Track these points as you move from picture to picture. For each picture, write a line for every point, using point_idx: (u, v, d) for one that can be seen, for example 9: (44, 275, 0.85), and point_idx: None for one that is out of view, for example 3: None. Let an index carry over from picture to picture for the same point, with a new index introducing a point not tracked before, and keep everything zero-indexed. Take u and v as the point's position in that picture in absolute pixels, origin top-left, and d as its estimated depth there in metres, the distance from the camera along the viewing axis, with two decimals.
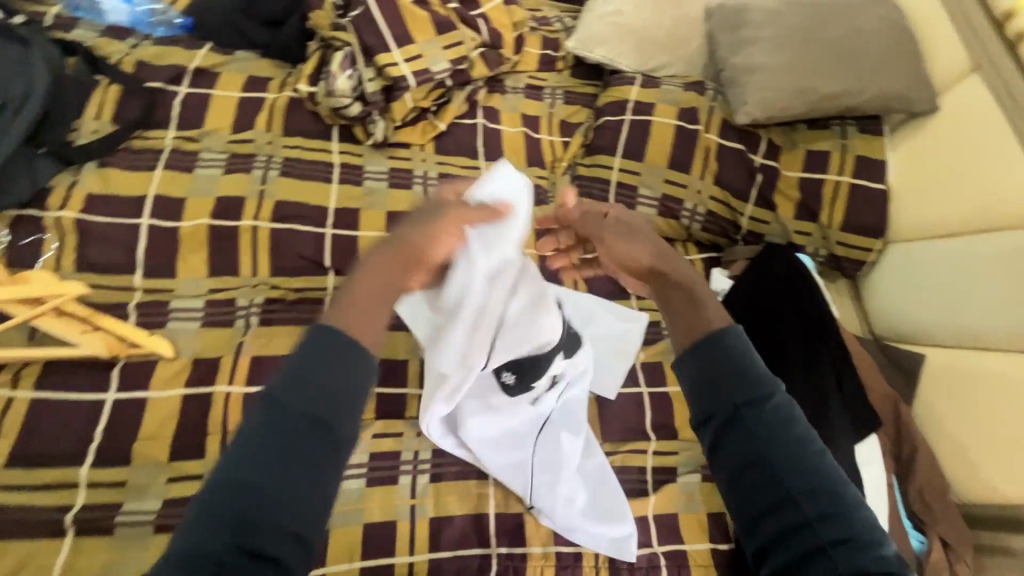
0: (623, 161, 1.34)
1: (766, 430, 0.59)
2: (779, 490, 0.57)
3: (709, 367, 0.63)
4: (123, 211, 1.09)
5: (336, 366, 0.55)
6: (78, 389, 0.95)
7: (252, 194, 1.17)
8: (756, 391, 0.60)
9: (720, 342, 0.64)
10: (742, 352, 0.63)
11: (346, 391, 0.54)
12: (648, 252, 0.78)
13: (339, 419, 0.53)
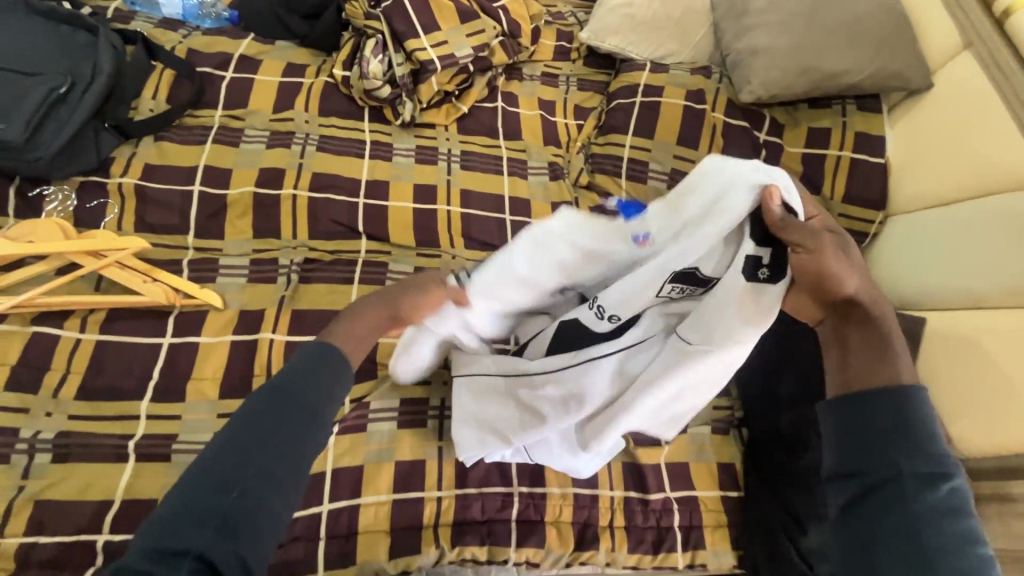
0: (635, 138, 1.43)
1: (926, 503, 0.63)
2: (926, 561, 0.60)
3: (880, 421, 0.67)
4: (177, 179, 1.20)
5: (320, 365, 0.69)
6: (137, 333, 1.05)
7: (291, 166, 1.28)
8: (929, 467, 0.64)
9: (897, 402, 0.68)
10: (920, 420, 0.67)
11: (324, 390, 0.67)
12: (858, 290, 0.75)
13: (324, 412, 0.66)
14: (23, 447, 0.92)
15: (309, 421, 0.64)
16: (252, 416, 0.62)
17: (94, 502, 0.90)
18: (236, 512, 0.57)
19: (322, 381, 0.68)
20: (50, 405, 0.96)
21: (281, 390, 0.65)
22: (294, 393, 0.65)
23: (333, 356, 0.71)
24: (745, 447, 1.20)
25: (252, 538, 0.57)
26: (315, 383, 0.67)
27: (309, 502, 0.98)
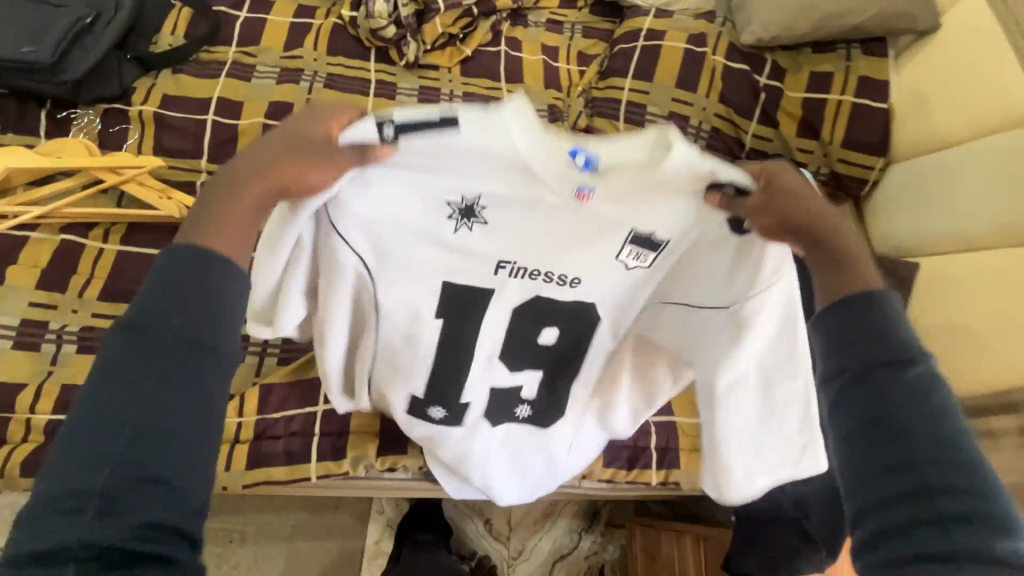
0: (633, 82, 1.44)
1: (908, 396, 0.52)
2: (915, 470, 0.50)
3: (863, 322, 0.56)
4: (193, 109, 1.27)
5: (187, 273, 0.52)
6: (153, 245, 1.13)
7: (299, 101, 1.34)
8: (899, 353, 0.54)
9: (877, 308, 0.56)
10: (885, 318, 0.56)
11: (201, 301, 0.52)
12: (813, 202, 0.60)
13: (208, 333, 0.51)
14: (52, 338, 1.02)
15: (183, 361, 0.50)
16: (111, 363, 0.49)
17: None
18: (117, 487, 0.46)
19: (204, 295, 0.52)
20: (75, 304, 1.05)
21: (132, 320, 0.50)
22: (154, 329, 0.50)
23: (211, 265, 0.53)
24: None
25: (171, 502, 0.48)
26: (183, 297, 0.51)
27: (304, 403, 1.04)
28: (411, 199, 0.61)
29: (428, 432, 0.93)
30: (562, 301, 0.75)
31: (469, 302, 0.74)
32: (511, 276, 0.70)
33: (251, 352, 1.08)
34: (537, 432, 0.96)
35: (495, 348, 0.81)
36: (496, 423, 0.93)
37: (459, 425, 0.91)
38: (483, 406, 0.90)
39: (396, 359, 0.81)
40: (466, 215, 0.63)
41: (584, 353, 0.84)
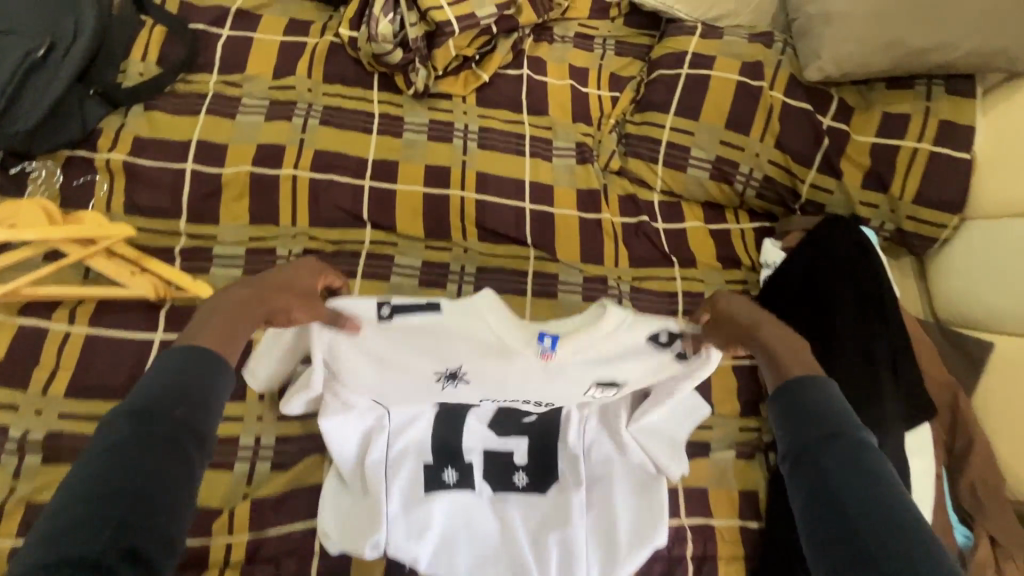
0: (675, 119, 1.25)
1: (842, 464, 0.59)
2: (858, 539, 0.54)
3: (803, 410, 0.66)
4: (169, 156, 1.10)
5: (189, 369, 0.62)
6: (128, 328, 0.99)
7: (292, 142, 1.16)
8: (829, 427, 0.63)
9: (809, 383, 0.69)
10: (817, 398, 0.67)
11: (202, 384, 0.61)
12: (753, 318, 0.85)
13: (194, 412, 0.58)
14: (14, 447, 0.90)
15: (173, 437, 0.55)
16: (99, 447, 0.54)
17: None
18: (110, 556, 0.48)
19: (192, 382, 0.61)
20: (40, 402, 0.93)
21: (128, 406, 0.57)
22: (149, 409, 0.56)
23: (212, 359, 0.64)
24: (770, 473, 1.10)
25: (157, 560, 0.50)
26: (178, 386, 0.59)
27: (303, 514, 0.93)
28: (400, 353, 0.85)
29: (445, 513, 0.93)
30: (529, 395, 0.92)
31: (453, 413, 0.98)
32: (493, 404, 0.96)
33: (241, 455, 0.96)
34: (541, 504, 0.96)
35: (483, 434, 0.98)
36: (498, 494, 0.96)
37: (472, 489, 0.96)
38: (485, 467, 0.97)
39: (411, 440, 0.95)
40: (450, 377, 0.89)
41: (559, 447, 0.98)
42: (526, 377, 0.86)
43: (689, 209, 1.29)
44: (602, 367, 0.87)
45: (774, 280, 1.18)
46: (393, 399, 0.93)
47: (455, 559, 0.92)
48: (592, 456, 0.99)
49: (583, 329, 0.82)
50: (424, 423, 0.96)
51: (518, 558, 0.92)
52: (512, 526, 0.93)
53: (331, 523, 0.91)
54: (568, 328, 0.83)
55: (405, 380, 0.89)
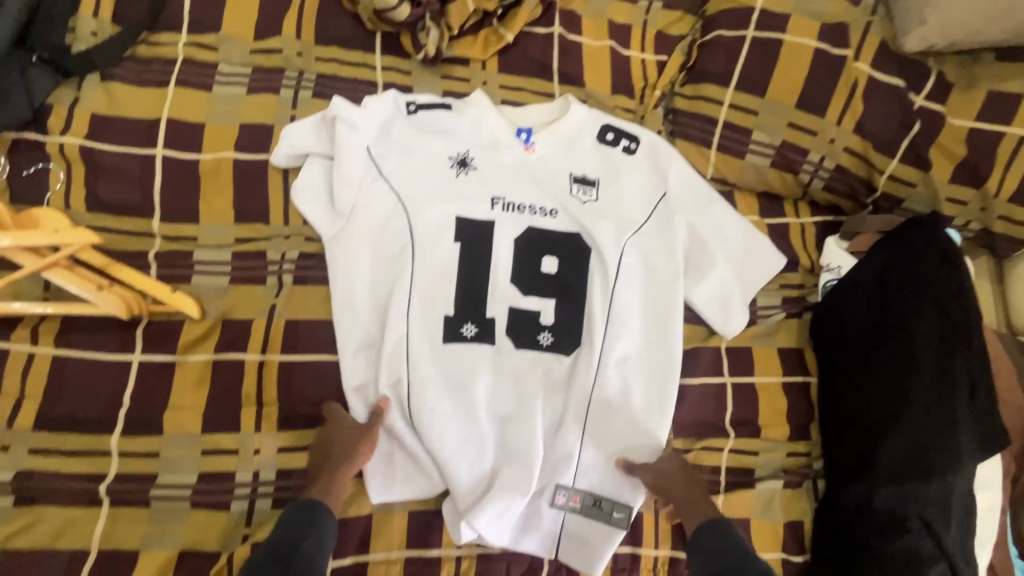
0: (736, 94, 1.06)
1: None
2: None
3: (714, 547, 0.86)
4: (134, 140, 0.93)
5: (298, 525, 0.78)
6: (100, 349, 0.86)
7: (281, 122, 0.98)
8: (733, 562, 0.83)
9: (719, 537, 0.87)
10: (725, 543, 0.86)
11: (309, 544, 0.76)
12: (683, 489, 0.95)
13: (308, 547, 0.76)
14: None
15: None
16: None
17: (66, 552, 0.79)
18: None
19: (301, 543, 0.76)
20: (6, 437, 0.81)
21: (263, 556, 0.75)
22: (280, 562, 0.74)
23: (319, 512, 0.79)
24: (818, 505, 1.01)
25: None
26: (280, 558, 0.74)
27: None
28: (422, 151, 0.97)
29: (458, 364, 0.93)
30: (552, 230, 1.00)
31: (478, 237, 0.97)
32: (505, 210, 0.99)
33: (238, 494, 0.85)
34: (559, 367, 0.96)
35: (507, 272, 0.97)
36: (522, 350, 0.95)
37: (492, 343, 0.95)
38: (508, 326, 0.96)
39: (426, 302, 0.93)
40: (462, 163, 0.98)
41: (589, 274, 0.99)
42: (535, 177, 1.01)
43: (744, 200, 1.12)
44: (578, 155, 1.02)
45: (840, 300, 1.04)
46: (404, 259, 0.94)
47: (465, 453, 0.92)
48: (617, 308, 0.98)
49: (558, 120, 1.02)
50: (440, 279, 0.95)
51: (527, 459, 0.91)
52: (528, 387, 0.95)
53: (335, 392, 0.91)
54: (543, 121, 1.04)
55: (429, 205, 0.96)
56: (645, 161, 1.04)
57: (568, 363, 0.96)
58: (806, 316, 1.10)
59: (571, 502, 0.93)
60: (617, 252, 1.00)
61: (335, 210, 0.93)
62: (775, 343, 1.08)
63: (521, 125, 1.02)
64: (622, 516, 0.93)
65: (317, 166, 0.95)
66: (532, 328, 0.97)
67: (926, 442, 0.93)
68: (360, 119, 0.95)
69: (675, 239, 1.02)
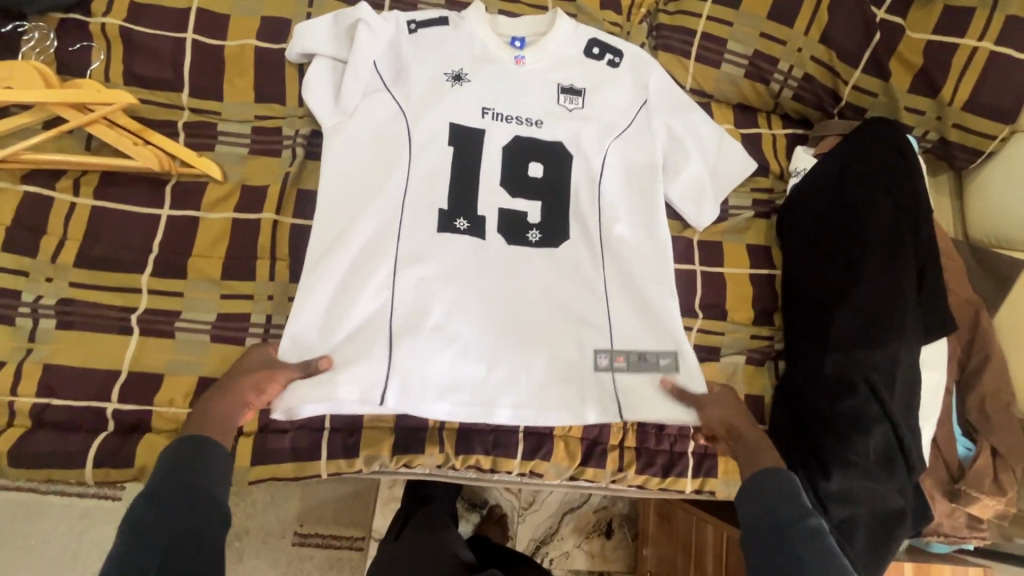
0: (714, 8, 1.15)
1: (800, 533, 0.79)
2: (794, 548, 0.78)
3: (773, 490, 0.85)
4: (168, 24, 1.03)
5: (186, 465, 0.77)
6: (134, 201, 0.96)
7: (298, 17, 1.09)
8: (797, 506, 0.83)
9: (782, 480, 0.86)
10: (785, 487, 0.85)
11: (203, 477, 0.77)
12: (726, 417, 0.96)
13: (205, 477, 0.77)
14: (26, 311, 0.89)
15: (201, 501, 0.75)
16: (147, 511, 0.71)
17: (101, 371, 0.90)
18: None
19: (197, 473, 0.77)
20: (49, 271, 0.91)
21: (152, 499, 0.73)
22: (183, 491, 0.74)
23: (205, 447, 0.80)
24: (777, 380, 1.10)
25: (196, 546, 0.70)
26: (184, 486, 0.75)
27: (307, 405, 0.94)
28: (418, 63, 1.05)
29: (449, 252, 0.98)
30: (541, 138, 1.07)
31: (469, 142, 1.04)
32: (493, 119, 1.06)
33: (252, 332, 0.95)
34: (553, 253, 1.02)
35: (497, 177, 1.04)
36: (512, 245, 1.01)
37: (482, 239, 1.00)
38: (498, 225, 1.02)
39: (421, 197, 0.99)
40: (457, 78, 1.05)
41: (574, 180, 1.07)
42: (524, 89, 1.08)
43: (719, 110, 1.21)
44: (565, 69, 1.10)
45: (803, 194, 1.12)
46: (399, 158, 1.01)
47: (458, 339, 0.95)
48: (607, 208, 1.06)
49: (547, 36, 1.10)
50: (433, 177, 1.01)
51: (501, 351, 0.96)
52: (525, 278, 1.00)
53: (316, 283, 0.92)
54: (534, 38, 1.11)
55: (423, 111, 1.03)
56: (628, 75, 1.12)
57: (562, 249, 1.03)
58: (772, 216, 1.19)
59: (618, 362, 0.98)
60: (600, 156, 1.08)
61: (340, 107, 1.01)
62: (743, 238, 1.17)
63: (515, 35, 1.11)
64: (669, 361, 0.98)
65: (321, 71, 1.03)
66: (521, 224, 1.02)
67: (873, 315, 1.03)
68: (361, 28, 1.02)
69: (654, 143, 1.11)
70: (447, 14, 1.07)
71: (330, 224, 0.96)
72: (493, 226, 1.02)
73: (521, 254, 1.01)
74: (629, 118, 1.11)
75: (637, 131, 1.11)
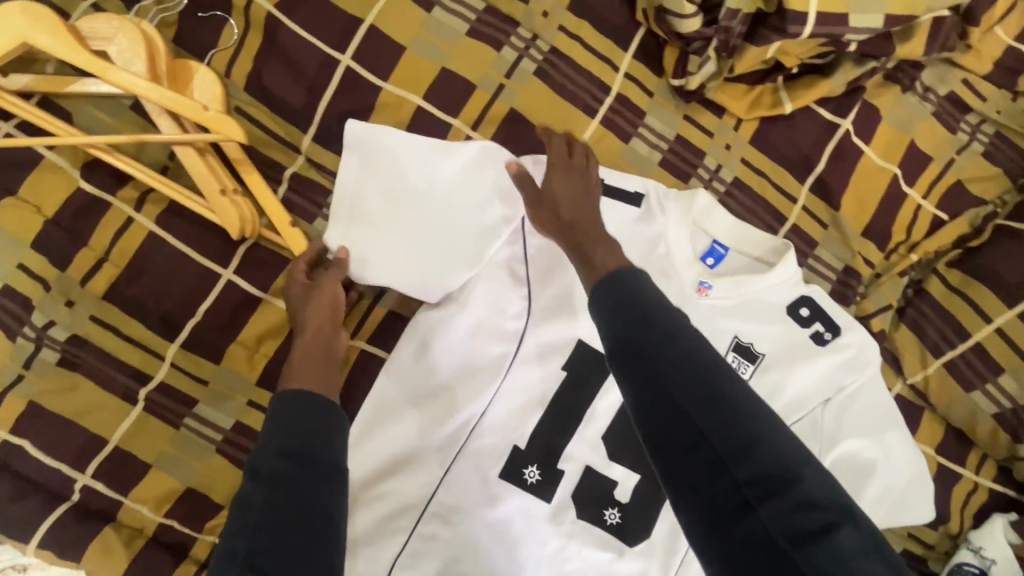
0: (1013, 322, 0.84)
1: (704, 389, 0.54)
2: (711, 446, 0.52)
3: (621, 303, 0.59)
4: (327, 32, 0.77)
5: (297, 417, 0.57)
6: (197, 249, 0.77)
7: (485, 86, 0.81)
8: (670, 330, 0.56)
9: (627, 281, 0.61)
10: (640, 297, 0.59)
11: (307, 432, 0.56)
12: (560, 190, 0.74)
13: (307, 436, 0.56)
14: (30, 334, 0.73)
15: (302, 456, 0.54)
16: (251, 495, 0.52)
17: (86, 433, 0.74)
18: None
19: (303, 424, 0.57)
20: (74, 293, 0.75)
21: (259, 460, 0.54)
22: (278, 447, 0.55)
23: (295, 397, 0.59)
24: None
25: (288, 526, 0.50)
26: (286, 435, 0.56)
27: None
28: None
29: (502, 504, 0.80)
30: None
31: (596, 366, 0.83)
32: None
33: None
34: (612, 557, 0.82)
35: (602, 426, 0.83)
36: (581, 522, 0.82)
37: (547, 501, 0.81)
38: (573, 489, 0.82)
39: (498, 421, 0.81)
40: None
41: None
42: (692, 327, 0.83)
43: (930, 426, 0.91)
44: (754, 319, 0.84)
45: None
46: (494, 365, 0.81)
47: None
48: None
49: (751, 270, 0.85)
50: (529, 397, 0.82)
51: None
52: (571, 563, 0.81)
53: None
54: (733, 260, 0.85)
55: (560, 308, 0.82)
56: (831, 359, 0.85)
57: (626, 557, 0.82)
58: None
59: None
60: None
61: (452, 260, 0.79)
62: None
63: (715, 241, 0.84)
64: None
65: (438, 246, 0.78)
66: (603, 499, 0.82)
67: None
68: (514, 202, 0.80)
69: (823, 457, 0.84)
70: (645, 193, 0.83)
71: (386, 409, 0.81)
72: (563, 487, 0.82)
73: (581, 536, 0.81)
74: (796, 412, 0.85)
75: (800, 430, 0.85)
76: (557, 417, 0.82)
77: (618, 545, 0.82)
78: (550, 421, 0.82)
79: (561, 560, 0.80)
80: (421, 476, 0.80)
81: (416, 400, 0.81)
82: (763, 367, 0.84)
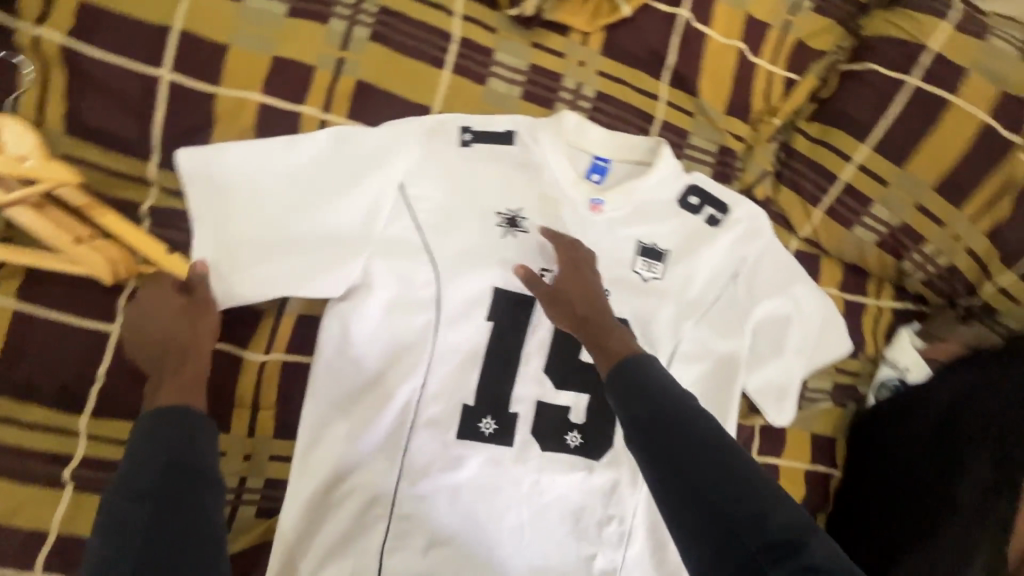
0: (871, 155, 0.92)
1: (715, 467, 0.57)
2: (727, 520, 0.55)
3: (633, 387, 0.63)
4: (133, 49, 0.72)
5: (171, 435, 0.55)
6: (75, 312, 0.72)
7: (325, 64, 0.79)
8: (683, 413, 0.59)
9: (638, 367, 0.65)
10: (652, 383, 0.63)
11: (184, 448, 0.55)
12: (588, 290, 0.79)
13: (186, 453, 0.55)
14: None
15: (182, 474, 0.53)
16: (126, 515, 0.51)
17: (20, 531, 0.70)
18: None
19: (180, 441, 0.55)
20: None
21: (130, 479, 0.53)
22: (150, 468, 0.53)
23: (172, 414, 0.57)
24: None
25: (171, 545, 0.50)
26: (159, 453, 0.54)
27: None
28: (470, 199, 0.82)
29: (467, 461, 0.83)
30: None
31: (518, 307, 0.85)
32: None
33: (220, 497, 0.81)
34: (584, 472, 0.86)
35: (541, 360, 0.86)
36: (547, 452, 0.85)
37: (510, 444, 0.84)
38: (531, 424, 0.85)
39: (441, 388, 0.82)
40: (512, 223, 0.83)
41: None
42: (596, 244, 0.86)
43: (830, 270, 0.98)
44: (650, 219, 0.88)
45: (907, 410, 0.95)
46: (421, 337, 0.82)
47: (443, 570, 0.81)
48: None
49: (636, 174, 0.88)
50: (464, 355, 0.83)
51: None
52: (547, 493, 0.85)
53: (300, 508, 0.79)
54: (617, 170, 0.88)
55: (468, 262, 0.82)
56: (728, 236, 0.90)
57: (597, 470, 0.87)
58: (849, 407, 1.02)
59: None
60: (671, 343, 0.88)
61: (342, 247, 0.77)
62: (810, 428, 1.00)
63: (595, 157, 0.87)
64: None
65: (327, 246, 0.76)
66: (562, 425, 0.86)
67: None
68: (389, 170, 0.78)
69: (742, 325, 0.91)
70: (516, 130, 0.84)
71: (327, 412, 0.81)
72: (521, 427, 0.85)
73: (550, 464, 0.85)
74: (711, 293, 0.90)
75: (718, 307, 0.91)
76: (496, 365, 0.84)
77: (586, 461, 0.87)
78: (491, 371, 0.84)
79: (538, 492, 0.85)
80: (381, 464, 0.81)
81: (355, 395, 0.81)
82: (670, 260, 0.88)
